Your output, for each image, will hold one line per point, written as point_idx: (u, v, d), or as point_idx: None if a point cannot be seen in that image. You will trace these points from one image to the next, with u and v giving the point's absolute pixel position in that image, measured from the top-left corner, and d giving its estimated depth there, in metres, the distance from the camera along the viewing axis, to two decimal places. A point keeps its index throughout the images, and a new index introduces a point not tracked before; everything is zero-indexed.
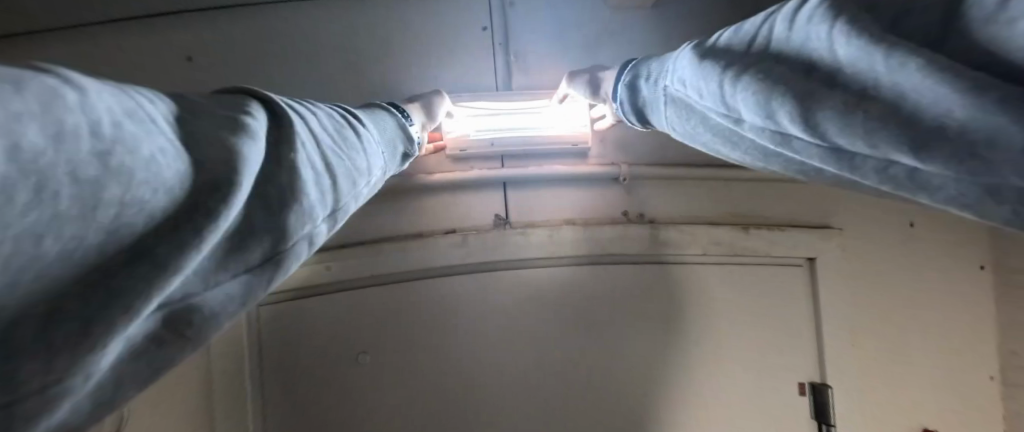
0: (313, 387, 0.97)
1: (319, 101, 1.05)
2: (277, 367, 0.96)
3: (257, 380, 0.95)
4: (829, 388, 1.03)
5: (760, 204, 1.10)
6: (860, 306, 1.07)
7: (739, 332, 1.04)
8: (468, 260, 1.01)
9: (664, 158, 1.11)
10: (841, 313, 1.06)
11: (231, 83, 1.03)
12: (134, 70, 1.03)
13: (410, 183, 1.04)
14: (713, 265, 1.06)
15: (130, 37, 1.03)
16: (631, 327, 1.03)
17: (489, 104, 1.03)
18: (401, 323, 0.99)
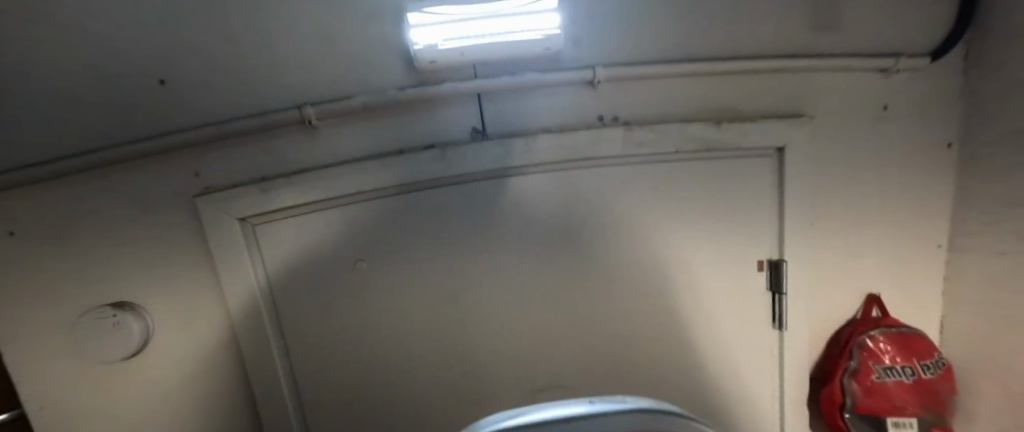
0: (318, 303, 1.03)
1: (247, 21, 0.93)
2: (284, 289, 1.02)
3: (268, 296, 1.02)
4: (785, 263, 1.13)
5: (737, 96, 1.07)
6: (820, 189, 1.13)
7: (709, 223, 1.10)
8: (452, 170, 0.99)
9: (644, 55, 1.03)
10: (800, 197, 1.11)
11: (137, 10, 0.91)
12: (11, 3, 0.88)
13: (380, 98, 0.94)
14: (685, 160, 1.06)
15: None
16: (614, 230, 1.08)
17: (454, 9, 0.87)
18: (388, 235, 1.02)
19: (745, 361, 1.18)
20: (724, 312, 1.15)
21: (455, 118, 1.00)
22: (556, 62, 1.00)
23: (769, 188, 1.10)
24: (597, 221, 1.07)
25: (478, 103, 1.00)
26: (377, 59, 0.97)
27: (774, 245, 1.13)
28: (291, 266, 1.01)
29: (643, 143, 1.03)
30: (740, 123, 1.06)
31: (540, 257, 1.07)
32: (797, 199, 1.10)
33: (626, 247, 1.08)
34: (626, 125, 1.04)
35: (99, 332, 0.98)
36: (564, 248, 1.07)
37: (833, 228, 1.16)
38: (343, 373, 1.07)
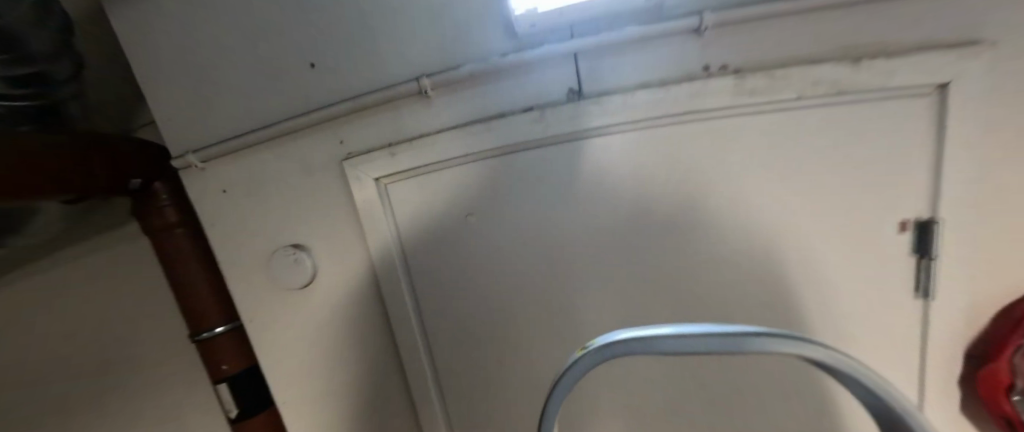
0: (439, 253, 1.19)
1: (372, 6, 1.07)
2: (414, 240, 1.19)
3: (399, 245, 1.21)
4: (939, 222, 0.94)
5: (888, 26, 0.88)
6: (1004, 134, 0.89)
7: (838, 176, 0.95)
8: (551, 132, 1.03)
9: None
10: (972, 145, 0.89)
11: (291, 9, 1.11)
12: (214, 16, 1.16)
13: (483, 67, 1.01)
14: (809, 108, 0.93)
15: None
16: (720, 188, 1.00)
17: None
18: (494, 193, 1.11)
19: (879, 337, 1.04)
20: (856, 277, 1.01)
21: (553, 80, 1.02)
22: (661, 9, 0.93)
23: (925, 135, 0.91)
24: (707, 179, 1.00)
25: (575, 63, 1.00)
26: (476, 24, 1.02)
27: (928, 203, 0.94)
28: (417, 220, 1.18)
29: (756, 91, 0.92)
30: (888, 59, 0.87)
31: (639, 216, 1.05)
32: (969, 147, 0.89)
33: (733, 206, 1.00)
34: (736, 73, 0.93)
35: (283, 265, 1.27)
36: (665, 207, 1.03)
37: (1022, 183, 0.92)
38: (458, 312, 1.22)
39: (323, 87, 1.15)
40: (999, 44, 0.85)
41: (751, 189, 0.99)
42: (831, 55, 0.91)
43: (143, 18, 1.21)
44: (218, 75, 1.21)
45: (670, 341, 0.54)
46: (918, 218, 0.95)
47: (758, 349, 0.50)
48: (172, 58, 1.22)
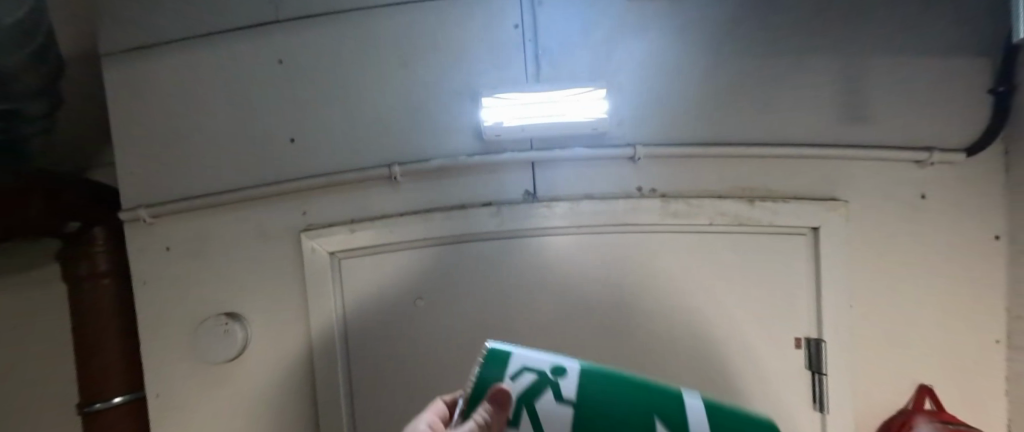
0: (382, 336, 1.18)
1: (357, 102, 1.18)
2: (358, 320, 1.19)
3: (341, 323, 1.20)
4: (823, 342, 1.12)
5: (774, 177, 1.14)
6: (857, 270, 1.14)
7: (745, 294, 1.13)
8: (506, 226, 1.15)
9: (687, 136, 1.13)
10: (840, 278, 1.12)
11: (274, 91, 1.19)
12: (194, 84, 1.22)
13: (453, 163, 1.15)
14: (719, 233, 1.13)
15: (187, 55, 1.21)
16: (649, 294, 1.13)
17: (521, 94, 1.07)
18: (446, 279, 1.17)
19: None
20: (766, 391, 1.12)
21: (511, 181, 1.17)
22: (605, 139, 1.14)
23: (806, 266, 1.13)
24: (633, 281, 1.13)
25: (532, 171, 1.17)
26: (452, 128, 1.16)
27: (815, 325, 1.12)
28: (365, 297, 1.19)
29: (678, 213, 1.12)
30: (774, 202, 1.11)
31: (575, 309, 1.14)
32: (838, 280, 1.11)
33: (660, 312, 1.13)
34: (662, 196, 1.14)
35: (211, 334, 1.21)
36: (595, 302, 1.14)
37: (875, 313, 1.15)
38: (392, 400, 1.19)
39: (299, 163, 1.21)
40: (849, 202, 1.13)
41: (674, 296, 1.12)
42: (736, 193, 1.14)
43: (116, 73, 1.24)
44: (192, 137, 1.24)
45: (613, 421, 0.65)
46: (808, 338, 1.12)
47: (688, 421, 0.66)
48: (149, 116, 1.25)
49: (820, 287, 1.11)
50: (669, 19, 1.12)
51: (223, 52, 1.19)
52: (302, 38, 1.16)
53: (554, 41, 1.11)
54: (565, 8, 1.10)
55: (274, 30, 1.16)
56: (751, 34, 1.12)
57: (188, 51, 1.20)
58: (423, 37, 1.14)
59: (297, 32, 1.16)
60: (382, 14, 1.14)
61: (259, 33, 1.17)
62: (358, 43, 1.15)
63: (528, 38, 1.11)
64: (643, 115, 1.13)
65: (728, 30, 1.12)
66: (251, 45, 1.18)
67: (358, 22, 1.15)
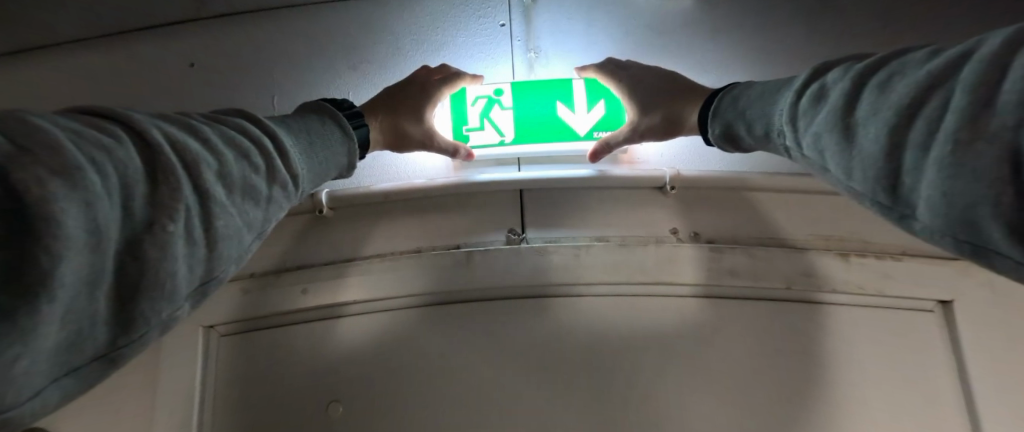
0: None
1: (277, 108, 0.85)
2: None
3: None
4: None
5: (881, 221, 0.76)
6: None
7: (865, 406, 0.66)
8: (476, 282, 0.73)
9: (739, 164, 0.81)
10: None
11: (170, 97, 0.87)
12: (56, 86, 0.89)
13: (408, 190, 0.79)
14: (832, 306, 0.71)
15: (61, 53, 0.91)
16: (710, 397, 0.67)
17: (493, 118, 0.78)
18: (387, 365, 0.71)
19: None
20: None
21: (492, 217, 0.79)
22: (625, 161, 0.82)
23: (948, 362, 0.68)
24: (674, 374, 0.68)
25: (520, 203, 0.80)
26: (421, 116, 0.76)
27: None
28: (246, 397, 0.72)
29: (738, 271, 0.72)
30: (878, 260, 0.72)
31: (583, 421, 0.67)
32: (1009, 387, 0.65)
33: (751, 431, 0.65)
34: (710, 243, 0.75)
35: None
36: (613, 410, 0.67)
37: None
38: None
39: None
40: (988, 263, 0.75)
41: (770, 401, 0.66)
42: (820, 245, 0.75)
43: None
44: None
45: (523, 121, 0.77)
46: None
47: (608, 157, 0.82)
48: None
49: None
50: (697, 19, 0.88)
51: (117, 51, 0.91)
52: (227, 37, 0.91)
53: (552, 41, 0.86)
54: (566, 5, 0.88)
55: (196, 29, 0.92)
56: (807, 38, 0.87)
57: (66, 47, 0.91)
58: (382, 33, 0.89)
59: (227, 30, 0.91)
60: (335, 10, 0.91)
61: (174, 33, 0.92)
62: (298, 40, 0.89)
63: (518, 37, 0.87)
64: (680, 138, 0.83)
65: (776, 32, 0.87)
66: (158, 45, 0.91)
67: (303, 18, 0.91)
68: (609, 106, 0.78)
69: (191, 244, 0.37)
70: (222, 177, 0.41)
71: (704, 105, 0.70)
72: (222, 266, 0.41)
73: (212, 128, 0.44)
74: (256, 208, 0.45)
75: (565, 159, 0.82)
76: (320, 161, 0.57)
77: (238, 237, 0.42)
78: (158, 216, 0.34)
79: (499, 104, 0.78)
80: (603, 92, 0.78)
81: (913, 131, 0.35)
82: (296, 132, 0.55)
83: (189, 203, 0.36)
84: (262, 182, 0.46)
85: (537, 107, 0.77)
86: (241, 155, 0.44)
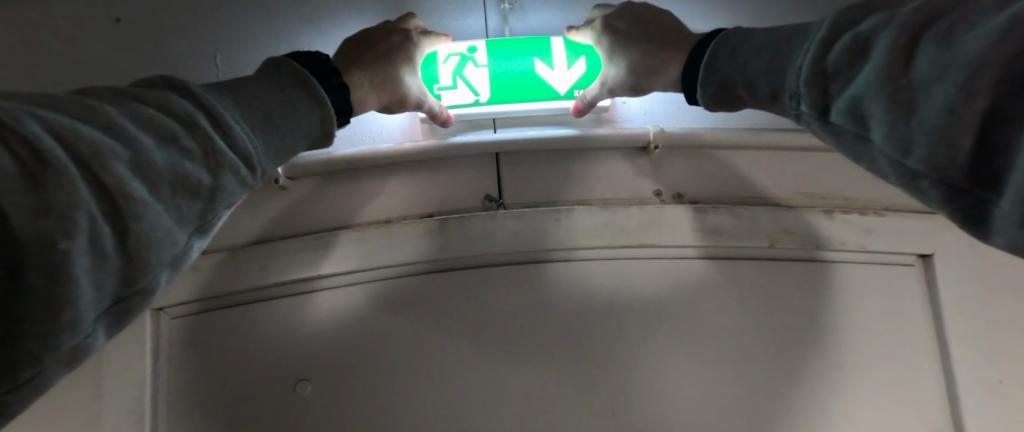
0: None
1: (224, 67, 0.77)
2: (197, 420, 0.65)
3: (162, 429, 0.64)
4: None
5: (863, 179, 0.75)
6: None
7: (851, 361, 0.66)
8: (450, 251, 0.68)
9: (725, 120, 0.77)
10: (1004, 331, 0.67)
11: (97, 55, 0.77)
12: None
13: (373, 154, 0.72)
14: (816, 263, 0.70)
15: None
16: (693, 357, 0.66)
17: (465, 81, 0.72)
18: (358, 340, 0.66)
19: None
20: None
21: (465, 181, 0.74)
22: (606, 121, 0.76)
23: (922, 314, 0.69)
24: (656, 338, 0.67)
25: (496, 166, 0.75)
26: (409, 66, 0.67)
27: (946, 413, 0.65)
28: (208, 380, 0.66)
29: (721, 231, 0.69)
30: (861, 216, 0.71)
31: (571, 389, 0.65)
32: (972, 335, 0.67)
33: (733, 388, 0.65)
34: (694, 203, 0.73)
35: None
36: (596, 373, 0.65)
37: None
38: None
39: None
40: None
41: (751, 360, 0.66)
42: (803, 203, 0.73)
43: None
44: None
45: (498, 80, 0.71)
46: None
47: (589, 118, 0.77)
48: None
49: (987, 338, 0.67)
50: None
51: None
52: None
53: None
54: None
55: None
56: None
57: None
58: None
59: None
60: None
61: None
62: None
63: None
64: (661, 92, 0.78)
65: None
66: None
67: None
68: (590, 63, 0.73)
69: (102, 258, 0.29)
70: (138, 169, 0.32)
71: (694, 54, 0.62)
72: (149, 275, 0.33)
73: (118, 108, 0.34)
74: (195, 202, 0.37)
75: (541, 121, 0.77)
76: (280, 135, 0.49)
77: (167, 244, 0.34)
78: (49, 230, 0.25)
79: (472, 63, 0.71)
80: (582, 48, 0.73)
81: (1004, 101, 0.26)
82: (249, 105, 0.47)
83: (95, 207, 0.28)
84: (204, 171, 0.37)
85: (512, 62, 0.72)
86: (167, 138, 0.35)
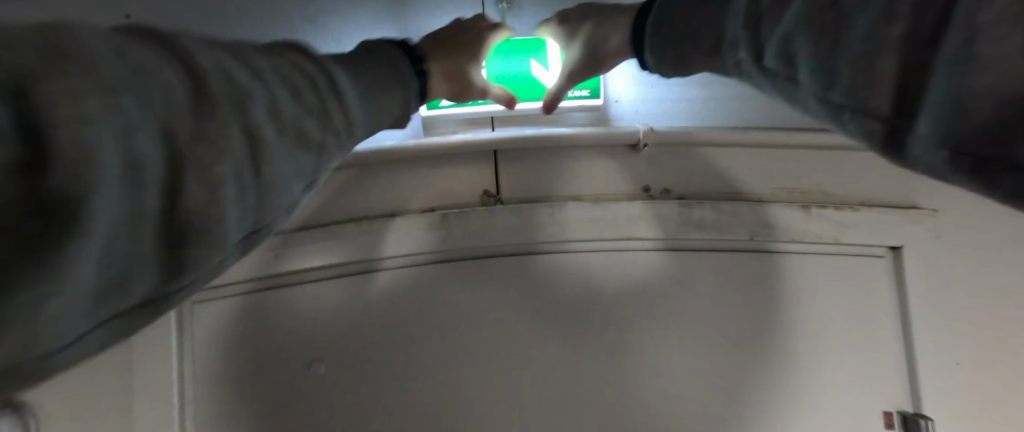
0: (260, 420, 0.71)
1: None
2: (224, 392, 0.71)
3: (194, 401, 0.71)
4: (960, 405, 0.72)
5: (848, 174, 0.78)
6: (982, 307, 0.74)
7: (824, 343, 0.73)
8: (452, 244, 0.73)
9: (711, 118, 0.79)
10: (958, 317, 0.74)
11: None
12: None
13: (376, 153, 0.74)
14: (793, 255, 0.75)
15: None
16: (673, 340, 0.72)
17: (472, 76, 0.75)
18: (368, 325, 0.72)
19: None
20: None
21: (465, 177, 0.78)
22: (600, 119, 0.79)
23: (890, 302, 0.74)
24: (641, 323, 0.73)
25: (494, 163, 0.78)
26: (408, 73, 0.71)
27: (907, 390, 0.73)
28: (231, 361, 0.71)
29: (705, 224, 0.74)
30: (839, 212, 0.75)
31: (563, 370, 0.72)
32: (931, 321, 0.73)
33: (709, 367, 0.72)
34: (680, 198, 0.77)
35: None
36: (585, 355, 0.72)
37: None
38: None
39: None
40: (941, 212, 0.76)
41: (727, 343, 0.72)
42: (786, 197, 0.78)
43: None
44: None
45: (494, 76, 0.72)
46: (902, 413, 0.72)
47: (583, 118, 0.79)
48: None
49: (942, 324, 0.73)
50: None
51: None
52: None
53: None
54: None
55: None
56: None
57: None
58: None
59: None
60: None
61: None
62: None
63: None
64: (653, 89, 0.79)
65: None
66: None
67: None
68: None
69: (244, 190, 0.27)
70: (268, 108, 0.29)
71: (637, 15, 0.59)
72: (271, 216, 0.32)
73: (277, 48, 0.35)
74: (337, 151, 0.39)
75: (535, 118, 0.78)
76: (379, 100, 0.45)
77: (294, 164, 0.32)
78: (205, 156, 0.24)
79: None
80: None
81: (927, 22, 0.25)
82: (372, 66, 0.47)
83: (242, 140, 0.26)
84: (314, 121, 0.34)
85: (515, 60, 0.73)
86: (326, 88, 0.37)
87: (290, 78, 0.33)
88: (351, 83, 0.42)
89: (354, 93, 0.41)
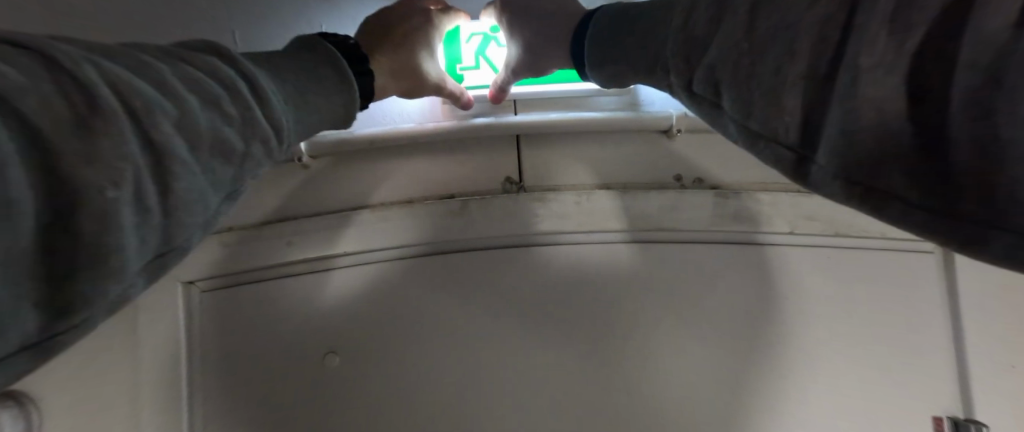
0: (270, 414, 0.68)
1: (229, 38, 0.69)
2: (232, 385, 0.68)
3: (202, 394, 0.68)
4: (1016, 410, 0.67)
5: None
6: None
7: (866, 345, 0.68)
8: (474, 232, 0.69)
9: None
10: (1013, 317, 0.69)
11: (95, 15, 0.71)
12: None
13: (393, 136, 0.70)
14: (834, 250, 0.70)
15: None
16: (707, 338, 0.68)
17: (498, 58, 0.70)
18: (384, 317, 0.69)
19: None
20: None
21: (486, 163, 0.74)
22: (629, 104, 0.75)
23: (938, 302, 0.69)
24: (671, 319, 0.69)
25: (517, 148, 0.74)
26: (426, 52, 0.67)
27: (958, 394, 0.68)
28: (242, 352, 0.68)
29: (742, 216, 0.69)
30: None
31: (590, 367, 0.68)
32: (984, 321, 0.69)
33: (745, 366, 0.68)
34: (714, 189, 0.73)
35: None
36: (612, 352, 0.68)
37: None
38: None
39: None
40: None
41: (764, 341, 0.68)
42: None
43: None
44: None
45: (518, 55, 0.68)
46: (952, 419, 0.67)
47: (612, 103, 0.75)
48: None
49: (997, 324, 0.69)
50: None
51: None
52: None
53: None
54: None
55: None
56: None
57: None
58: None
59: None
60: None
61: None
62: None
63: None
64: None
65: None
66: None
67: None
68: None
69: (145, 212, 0.28)
70: (182, 131, 0.31)
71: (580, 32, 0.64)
72: (185, 233, 0.33)
73: (231, 73, 0.38)
74: (260, 159, 0.40)
75: (561, 102, 0.74)
76: (310, 112, 0.47)
77: (209, 176, 0.34)
78: (95, 179, 0.24)
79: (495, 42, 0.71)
80: None
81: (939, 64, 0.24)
82: (310, 77, 0.48)
83: (144, 163, 0.27)
84: (237, 136, 0.36)
85: None
86: (255, 106, 0.38)
87: (217, 103, 0.35)
88: (278, 96, 0.42)
89: (280, 107, 0.42)
